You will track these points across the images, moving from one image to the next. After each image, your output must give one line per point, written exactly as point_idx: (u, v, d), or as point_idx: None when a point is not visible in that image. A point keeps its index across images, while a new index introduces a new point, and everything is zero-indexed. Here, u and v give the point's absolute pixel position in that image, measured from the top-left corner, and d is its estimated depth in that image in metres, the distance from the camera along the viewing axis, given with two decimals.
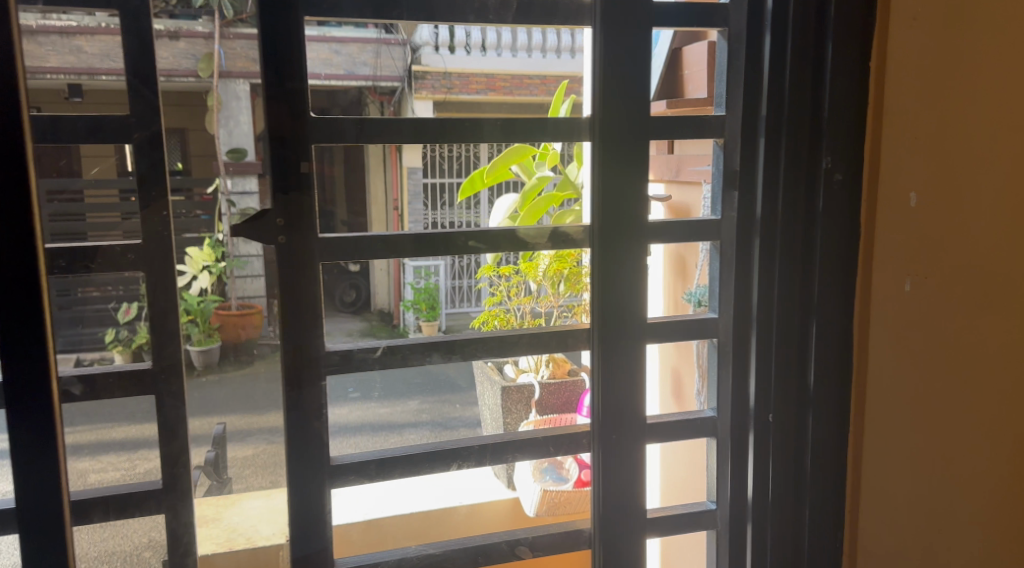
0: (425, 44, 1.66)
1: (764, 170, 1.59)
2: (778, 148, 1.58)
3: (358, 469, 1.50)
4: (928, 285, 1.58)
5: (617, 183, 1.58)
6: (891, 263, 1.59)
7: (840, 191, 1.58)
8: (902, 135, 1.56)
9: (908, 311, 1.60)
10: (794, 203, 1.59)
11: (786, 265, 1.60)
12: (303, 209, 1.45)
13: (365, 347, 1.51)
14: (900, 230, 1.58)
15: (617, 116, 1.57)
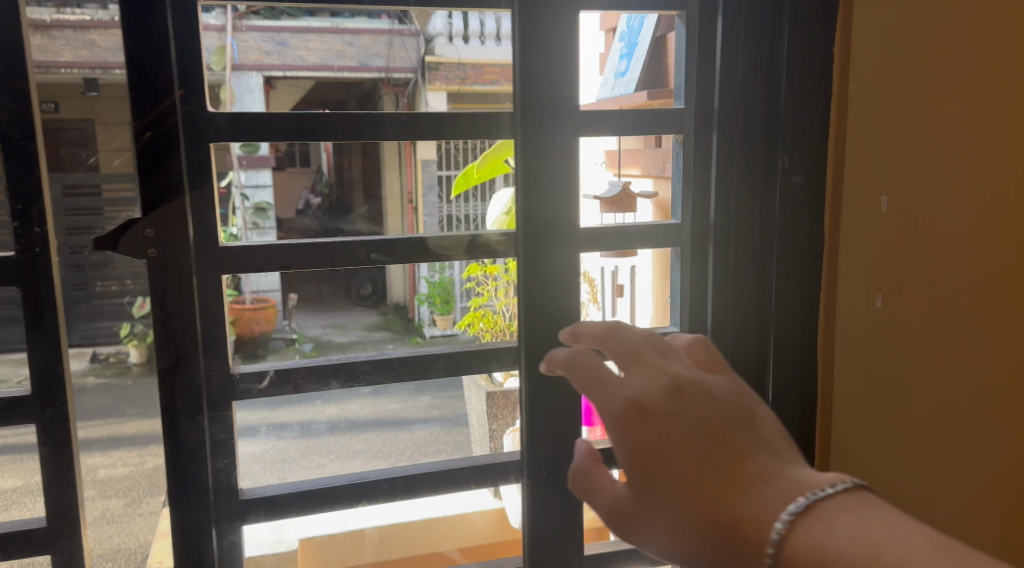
0: (437, 33, 1.22)
1: (715, 163, 1.10)
2: (731, 141, 1.10)
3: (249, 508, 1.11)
4: (904, 307, 1.12)
5: (535, 166, 1.07)
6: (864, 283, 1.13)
7: (796, 199, 1.11)
8: (867, 116, 1.11)
9: (873, 337, 1.14)
10: (751, 203, 1.11)
11: (749, 282, 1.13)
12: (172, 237, 1.04)
13: (254, 372, 1.11)
14: (867, 239, 1.12)
15: (532, 100, 1.06)
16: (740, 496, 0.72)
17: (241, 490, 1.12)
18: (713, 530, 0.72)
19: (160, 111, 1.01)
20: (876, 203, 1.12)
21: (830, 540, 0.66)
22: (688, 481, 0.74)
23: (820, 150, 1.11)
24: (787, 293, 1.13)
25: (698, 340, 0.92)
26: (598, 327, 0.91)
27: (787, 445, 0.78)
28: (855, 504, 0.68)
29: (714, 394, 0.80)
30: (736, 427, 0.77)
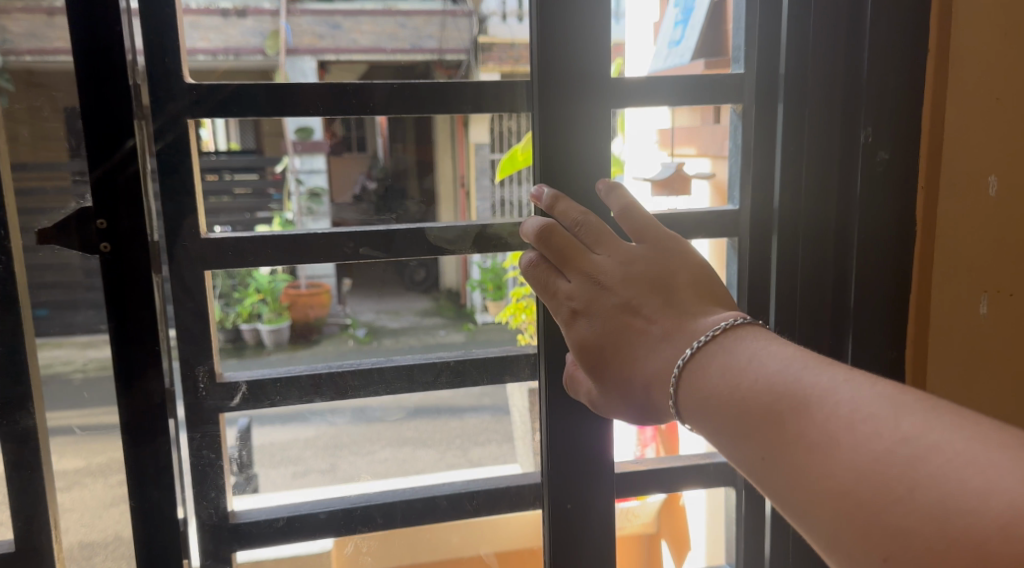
0: (491, 12, 1.11)
1: (783, 142, 0.98)
2: (800, 117, 0.97)
3: (242, 528, 1.06)
4: (1008, 307, 1.01)
5: (564, 139, 0.94)
6: (964, 283, 1.01)
7: (879, 181, 0.98)
8: (973, 94, 0.97)
9: (978, 339, 1.01)
10: (824, 187, 0.99)
11: (818, 272, 1.01)
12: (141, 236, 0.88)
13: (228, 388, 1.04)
14: (966, 228, 0.99)
15: (551, 69, 0.93)
16: (639, 359, 0.81)
17: (232, 512, 1.06)
18: (629, 391, 0.83)
19: (116, 90, 0.85)
20: (983, 186, 0.98)
21: (708, 382, 0.74)
22: (595, 333, 0.84)
23: (911, 126, 0.97)
24: (867, 285, 1.00)
25: (617, 185, 0.92)
26: (535, 226, 0.89)
27: (693, 292, 0.83)
28: (726, 340, 0.75)
29: (629, 272, 0.84)
30: (649, 298, 0.82)
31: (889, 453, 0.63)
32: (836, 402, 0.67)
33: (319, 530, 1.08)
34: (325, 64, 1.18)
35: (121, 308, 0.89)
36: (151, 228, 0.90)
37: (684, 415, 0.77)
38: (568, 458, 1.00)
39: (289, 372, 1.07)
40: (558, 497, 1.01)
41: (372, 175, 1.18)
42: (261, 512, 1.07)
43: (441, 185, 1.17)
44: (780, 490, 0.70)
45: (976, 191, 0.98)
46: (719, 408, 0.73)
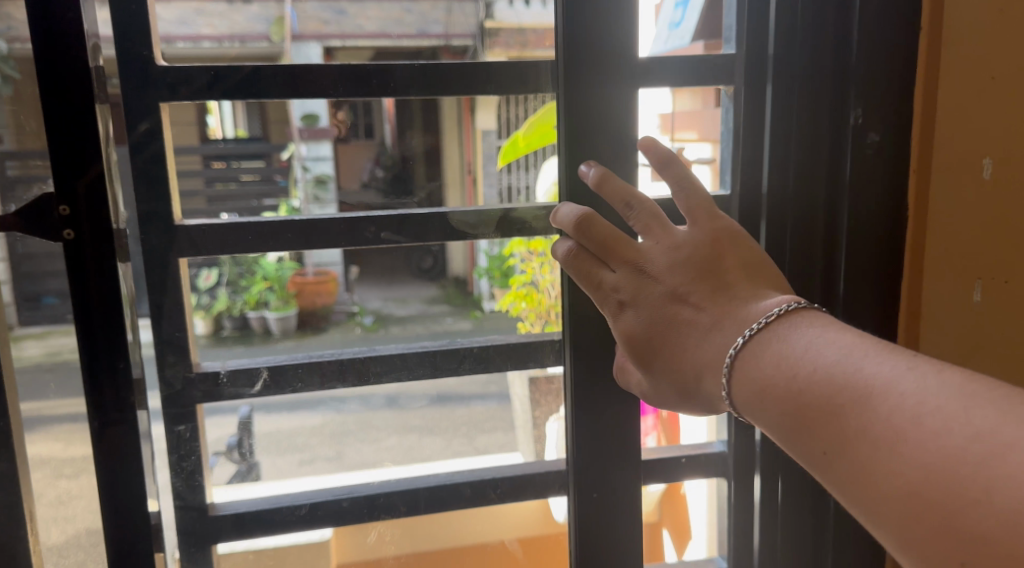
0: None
1: (770, 124, 0.91)
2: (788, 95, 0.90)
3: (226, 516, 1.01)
4: (1006, 296, 0.89)
5: (591, 116, 0.90)
6: (957, 270, 0.89)
7: (875, 166, 0.90)
8: (970, 66, 0.86)
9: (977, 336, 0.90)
10: (813, 170, 0.91)
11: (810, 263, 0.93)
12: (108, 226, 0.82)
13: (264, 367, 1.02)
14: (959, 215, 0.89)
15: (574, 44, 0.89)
16: (688, 347, 0.76)
17: (213, 505, 1.01)
18: (677, 380, 0.78)
19: (74, 73, 0.80)
20: (977, 167, 0.87)
21: (763, 373, 0.69)
22: (643, 321, 0.79)
23: (902, 104, 0.89)
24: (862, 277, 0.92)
25: (671, 155, 0.82)
26: (573, 215, 0.83)
27: (742, 273, 0.77)
28: (784, 327, 0.70)
29: (677, 258, 0.78)
30: (697, 284, 0.77)
31: (968, 455, 0.59)
32: (901, 395, 0.62)
33: (319, 518, 1.03)
34: (328, 49, 1.09)
35: (87, 300, 0.83)
36: (116, 215, 0.84)
37: (738, 405, 0.72)
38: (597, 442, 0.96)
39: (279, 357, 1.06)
40: (584, 486, 0.96)
41: (379, 160, 1.14)
42: (246, 503, 1.02)
43: (447, 172, 1.12)
44: (842, 485, 0.65)
45: (969, 172, 0.87)
46: (774, 400, 0.69)
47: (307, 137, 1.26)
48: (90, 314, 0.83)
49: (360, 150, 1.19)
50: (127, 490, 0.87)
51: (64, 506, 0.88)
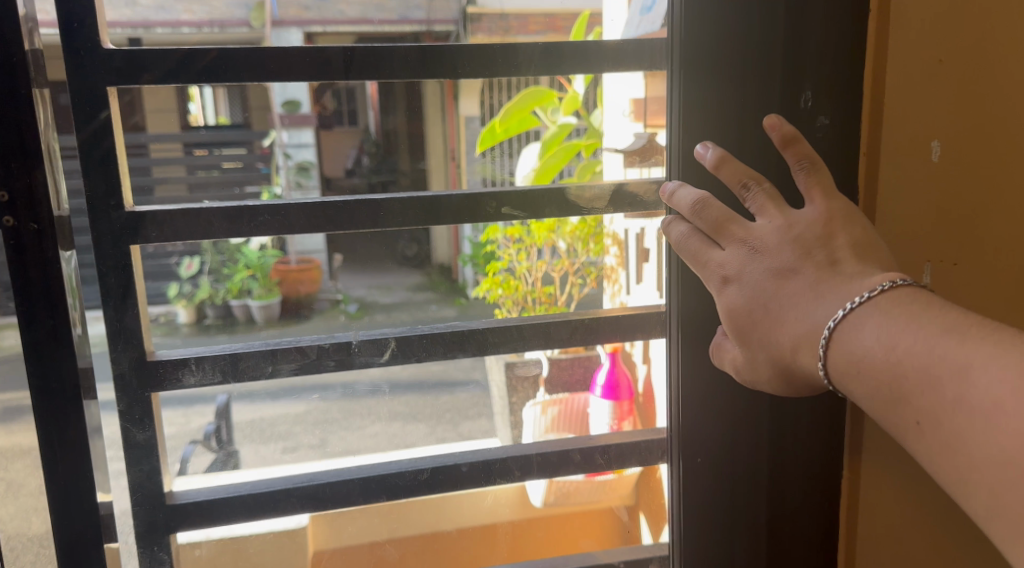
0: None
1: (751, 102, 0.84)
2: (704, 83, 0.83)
3: (187, 511, 0.94)
4: (951, 278, 0.88)
5: (700, 83, 0.83)
6: (907, 254, 0.87)
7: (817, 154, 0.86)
8: (921, 47, 0.83)
9: None
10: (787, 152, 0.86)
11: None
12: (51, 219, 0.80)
13: (368, 336, 0.94)
14: (914, 197, 0.86)
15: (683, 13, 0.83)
16: (790, 323, 0.73)
17: (169, 493, 0.94)
18: (778, 357, 0.75)
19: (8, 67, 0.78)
20: (925, 151, 0.85)
21: (862, 346, 0.67)
22: (750, 301, 0.75)
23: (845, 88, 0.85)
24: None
25: (797, 134, 0.78)
26: (691, 198, 0.80)
27: (853, 253, 0.73)
28: (893, 300, 0.67)
29: (790, 236, 0.75)
30: (807, 261, 0.73)
31: None
32: (1000, 370, 0.61)
33: (290, 507, 0.96)
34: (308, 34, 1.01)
35: (33, 292, 0.80)
36: (58, 201, 0.81)
37: (835, 381, 0.70)
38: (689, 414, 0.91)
39: (294, 343, 0.93)
40: (688, 450, 0.92)
41: (364, 147, 1.09)
42: (203, 492, 0.94)
43: (431, 158, 1.09)
44: (935, 457, 0.65)
45: (910, 161, 0.85)
46: (872, 375, 0.67)
47: (286, 123, 1.13)
48: (36, 307, 0.81)
49: (341, 139, 1.11)
50: (84, 487, 0.85)
51: (39, 494, 0.84)
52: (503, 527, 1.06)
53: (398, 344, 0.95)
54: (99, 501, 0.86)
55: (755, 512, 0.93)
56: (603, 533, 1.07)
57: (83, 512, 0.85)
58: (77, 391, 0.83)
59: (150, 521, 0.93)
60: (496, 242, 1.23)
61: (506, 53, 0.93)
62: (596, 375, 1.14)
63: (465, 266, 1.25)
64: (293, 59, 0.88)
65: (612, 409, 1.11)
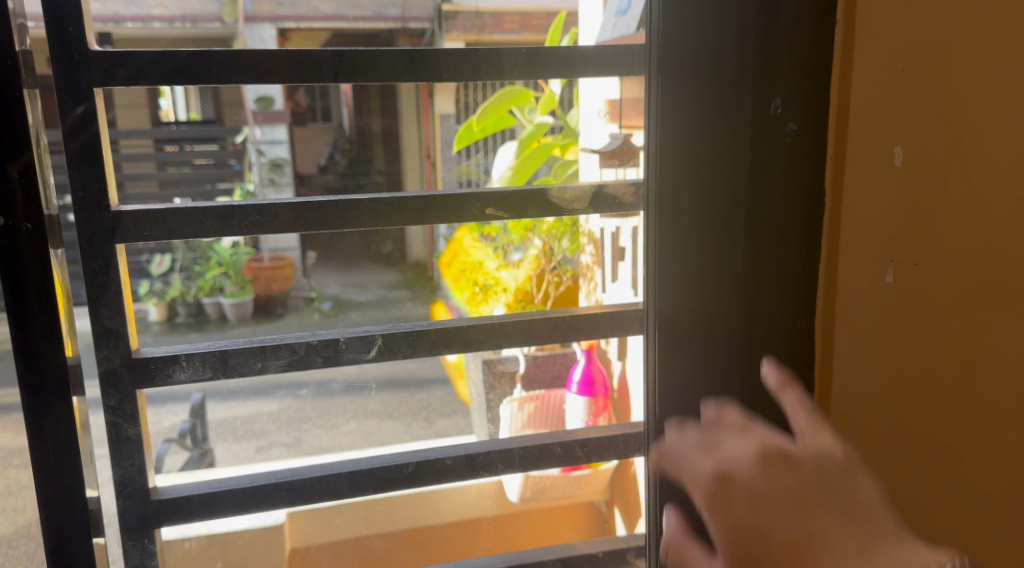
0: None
1: (722, 123, 0.87)
2: (685, 82, 0.85)
3: (175, 507, 0.93)
4: (912, 285, 0.91)
5: (677, 97, 0.86)
6: (867, 254, 0.90)
7: (786, 160, 0.89)
8: (882, 62, 0.87)
9: (881, 317, 0.91)
10: (761, 163, 0.89)
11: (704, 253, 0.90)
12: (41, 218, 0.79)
13: (357, 336, 0.95)
14: (874, 200, 0.89)
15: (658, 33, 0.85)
16: None
17: (153, 489, 0.93)
18: None
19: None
20: (888, 156, 0.88)
21: None
22: None
23: (821, 94, 0.88)
24: (750, 264, 0.91)
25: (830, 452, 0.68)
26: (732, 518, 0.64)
27: None
28: None
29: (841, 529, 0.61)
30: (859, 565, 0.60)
31: None
32: None
33: (279, 502, 0.96)
34: (281, 31, 0.98)
35: (19, 292, 0.80)
36: (47, 200, 0.80)
37: None
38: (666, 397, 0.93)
39: (283, 344, 0.93)
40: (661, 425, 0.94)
41: (336, 146, 1.09)
42: (191, 488, 0.94)
43: (406, 159, 1.07)
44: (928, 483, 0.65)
45: (881, 161, 0.88)
46: None
47: (263, 120, 1.19)
48: (25, 309, 0.80)
49: (314, 136, 1.09)
50: (71, 485, 0.84)
51: (16, 495, 0.83)
52: (484, 522, 1.07)
53: (383, 342, 0.96)
54: (87, 498, 0.85)
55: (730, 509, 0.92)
56: (581, 522, 1.10)
57: (66, 513, 0.84)
58: (64, 390, 0.82)
59: (139, 516, 0.93)
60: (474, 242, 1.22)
61: (484, 54, 0.95)
62: (571, 370, 1.14)
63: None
64: (276, 59, 0.89)
65: (587, 404, 1.11)
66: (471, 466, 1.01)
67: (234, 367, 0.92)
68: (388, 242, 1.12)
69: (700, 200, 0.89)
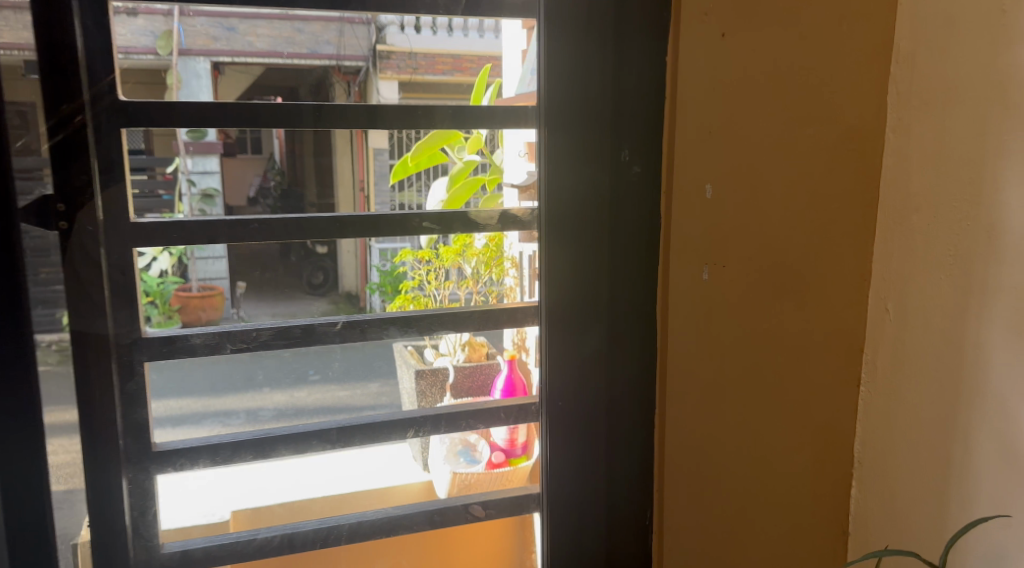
0: (387, 20, 0.76)
1: (587, 143, 0.71)
2: (562, 120, 0.70)
3: (164, 470, 0.73)
4: (730, 290, 0.70)
5: (551, 116, 0.70)
6: (699, 299, 0.71)
7: (650, 192, 0.72)
8: (763, 67, 0.67)
9: (685, 380, 0.72)
10: (616, 188, 0.72)
11: (582, 288, 0.73)
12: (92, 198, 0.68)
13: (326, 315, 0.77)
14: (710, 234, 0.69)
15: (547, 50, 0.69)
16: None
17: (157, 442, 0.73)
18: None
19: (34, 11, 0.65)
20: (697, 188, 0.69)
21: None
22: None
23: (701, 104, 0.68)
24: (622, 301, 0.73)
25: None
26: None
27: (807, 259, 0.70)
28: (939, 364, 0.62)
29: None
30: None
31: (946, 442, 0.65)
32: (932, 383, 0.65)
33: (241, 459, 0.75)
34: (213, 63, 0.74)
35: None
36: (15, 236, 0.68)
37: None
38: (565, 422, 0.75)
39: (262, 322, 0.75)
40: (552, 404, 0.75)
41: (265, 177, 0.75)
42: (188, 436, 0.74)
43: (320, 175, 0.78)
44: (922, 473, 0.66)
45: (692, 193, 0.69)
46: None
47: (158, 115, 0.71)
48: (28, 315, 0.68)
49: (247, 164, 0.75)
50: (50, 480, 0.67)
51: None
52: None
53: (349, 321, 0.77)
54: (111, 465, 0.70)
55: (589, 551, 0.78)
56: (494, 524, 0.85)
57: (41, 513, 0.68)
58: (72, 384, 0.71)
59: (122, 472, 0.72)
60: (405, 265, 0.83)
61: (419, 110, 0.76)
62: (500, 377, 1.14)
63: (374, 294, 0.82)
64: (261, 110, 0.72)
65: None
66: (455, 427, 0.80)
67: (219, 338, 0.74)
68: (323, 272, 0.82)
69: (569, 228, 0.72)
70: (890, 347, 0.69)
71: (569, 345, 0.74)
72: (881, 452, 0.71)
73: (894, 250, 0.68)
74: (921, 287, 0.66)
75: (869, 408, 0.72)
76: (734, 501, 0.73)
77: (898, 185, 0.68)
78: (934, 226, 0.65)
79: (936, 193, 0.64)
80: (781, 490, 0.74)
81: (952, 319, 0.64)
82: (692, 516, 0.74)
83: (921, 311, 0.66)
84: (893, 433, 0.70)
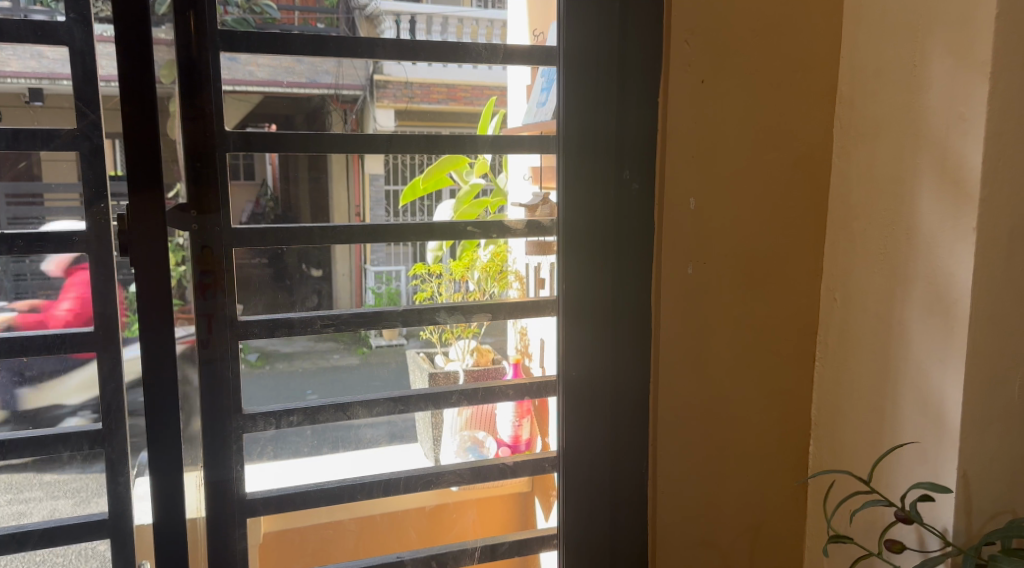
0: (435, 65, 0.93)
1: (596, 164, 0.88)
2: (575, 145, 0.87)
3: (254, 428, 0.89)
4: (711, 282, 0.87)
5: (568, 143, 0.87)
6: (687, 289, 0.87)
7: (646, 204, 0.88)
8: (735, 104, 0.85)
9: (676, 356, 0.88)
10: (620, 200, 0.88)
11: (592, 280, 0.90)
12: (215, 199, 0.84)
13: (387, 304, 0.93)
14: (694, 235, 0.86)
15: (566, 91, 0.87)
16: None
17: (247, 408, 0.89)
18: None
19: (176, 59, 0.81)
20: (683, 200, 0.86)
21: None
22: None
23: (687, 134, 0.85)
24: (624, 293, 0.90)
25: None
26: None
27: (772, 256, 0.88)
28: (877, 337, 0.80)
29: None
30: None
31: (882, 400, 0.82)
32: (872, 354, 0.83)
33: (320, 418, 0.91)
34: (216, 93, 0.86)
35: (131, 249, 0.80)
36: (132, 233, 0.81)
37: None
38: (578, 391, 0.91)
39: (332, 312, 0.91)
40: (569, 376, 0.91)
41: (259, 203, 0.89)
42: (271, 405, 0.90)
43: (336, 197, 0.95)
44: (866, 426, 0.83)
45: (679, 205, 0.86)
46: None
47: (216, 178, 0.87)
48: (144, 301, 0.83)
49: (242, 189, 0.87)
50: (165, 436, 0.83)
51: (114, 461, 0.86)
52: None
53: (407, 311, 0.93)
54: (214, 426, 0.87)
55: (596, 500, 0.93)
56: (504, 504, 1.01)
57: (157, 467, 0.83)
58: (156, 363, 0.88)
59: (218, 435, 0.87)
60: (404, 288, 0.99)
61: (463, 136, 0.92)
62: None
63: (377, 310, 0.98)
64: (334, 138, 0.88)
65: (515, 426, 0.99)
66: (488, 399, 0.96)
67: (299, 319, 0.90)
68: (316, 297, 0.94)
69: (581, 232, 0.89)
70: (840, 327, 0.87)
71: (581, 328, 0.90)
72: (832, 411, 0.88)
73: (840, 249, 0.86)
74: (862, 278, 0.84)
75: (823, 375, 0.89)
76: (714, 453, 0.90)
77: (843, 197, 0.86)
78: (870, 230, 0.82)
79: (872, 203, 0.82)
80: (751, 443, 0.91)
81: (884, 302, 0.81)
82: (681, 468, 0.90)
83: (861, 297, 0.84)
84: (843, 396, 0.87)
